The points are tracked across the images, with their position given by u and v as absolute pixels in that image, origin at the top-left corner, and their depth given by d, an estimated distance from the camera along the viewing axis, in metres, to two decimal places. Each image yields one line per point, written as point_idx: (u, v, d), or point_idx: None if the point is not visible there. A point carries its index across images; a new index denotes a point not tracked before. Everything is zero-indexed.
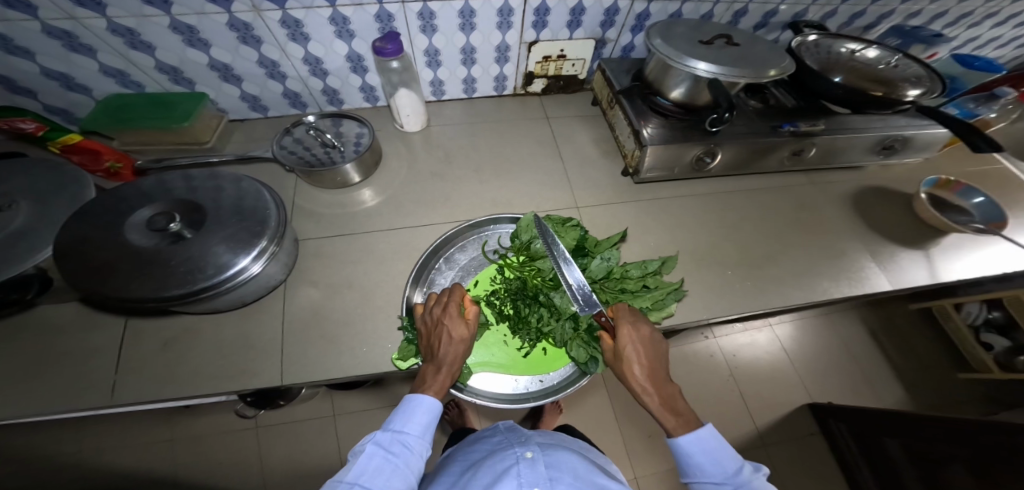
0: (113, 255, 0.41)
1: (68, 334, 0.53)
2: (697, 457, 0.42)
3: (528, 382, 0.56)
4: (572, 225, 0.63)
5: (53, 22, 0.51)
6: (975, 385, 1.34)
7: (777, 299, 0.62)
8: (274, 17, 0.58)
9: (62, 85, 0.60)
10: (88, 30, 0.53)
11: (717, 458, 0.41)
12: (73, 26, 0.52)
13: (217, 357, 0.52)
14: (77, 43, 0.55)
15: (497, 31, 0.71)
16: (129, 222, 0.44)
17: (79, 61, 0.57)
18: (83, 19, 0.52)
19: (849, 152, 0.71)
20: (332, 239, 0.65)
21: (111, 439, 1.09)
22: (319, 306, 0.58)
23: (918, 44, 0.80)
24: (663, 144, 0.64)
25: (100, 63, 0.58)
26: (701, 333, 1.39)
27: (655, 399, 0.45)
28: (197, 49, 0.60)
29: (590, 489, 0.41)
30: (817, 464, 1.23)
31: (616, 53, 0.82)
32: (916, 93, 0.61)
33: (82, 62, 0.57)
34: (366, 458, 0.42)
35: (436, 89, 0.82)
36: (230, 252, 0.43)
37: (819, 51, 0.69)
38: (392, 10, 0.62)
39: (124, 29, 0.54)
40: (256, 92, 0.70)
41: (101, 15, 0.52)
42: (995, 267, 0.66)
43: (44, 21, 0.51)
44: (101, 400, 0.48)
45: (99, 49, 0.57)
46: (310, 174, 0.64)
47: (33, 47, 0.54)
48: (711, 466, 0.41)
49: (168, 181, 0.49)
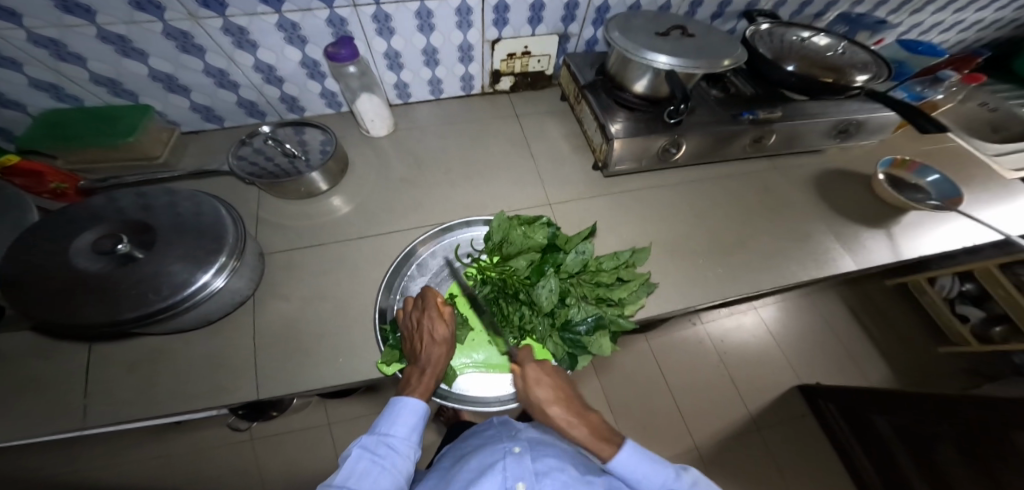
0: (50, 278, 0.40)
1: (26, 361, 0.51)
2: (635, 471, 0.45)
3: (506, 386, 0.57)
4: (541, 223, 0.59)
5: None
6: (954, 357, 1.38)
7: (748, 286, 0.63)
8: (215, 25, 0.57)
9: None
10: (8, 43, 0.51)
11: (653, 464, 0.46)
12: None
13: (184, 375, 0.52)
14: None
15: (457, 31, 0.71)
16: (69, 243, 0.43)
17: (6, 75, 0.55)
18: (1, 31, 0.50)
19: (810, 137, 0.72)
20: (301, 250, 0.64)
21: (99, 460, 1.07)
22: (289, 318, 0.57)
23: (864, 30, 0.82)
24: (630, 137, 0.64)
25: (29, 77, 0.57)
26: (689, 319, 1.41)
27: (584, 432, 0.47)
28: (134, 59, 0.59)
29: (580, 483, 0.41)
30: (809, 443, 1.26)
31: (580, 47, 0.82)
32: (864, 78, 0.63)
33: (10, 77, 0.56)
34: (353, 461, 0.43)
35: (401, 92, 0.81)
36: (182, 269, 0.43)
37: (773, 40, 0.70)
38: (344, 15, 0.61)
39: (48, 40, 0.53)
40: (207, 102, 0.69)
41: (19, 26, 0.50)
42: (955, 242, 0.68)
43: None
44: (62, 426, 0.47)
45: (25, 63, 0.55)
46: (272, 185, 0.63)
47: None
48: (654, 475, 0.45)
49: (119, 199, 0.48)
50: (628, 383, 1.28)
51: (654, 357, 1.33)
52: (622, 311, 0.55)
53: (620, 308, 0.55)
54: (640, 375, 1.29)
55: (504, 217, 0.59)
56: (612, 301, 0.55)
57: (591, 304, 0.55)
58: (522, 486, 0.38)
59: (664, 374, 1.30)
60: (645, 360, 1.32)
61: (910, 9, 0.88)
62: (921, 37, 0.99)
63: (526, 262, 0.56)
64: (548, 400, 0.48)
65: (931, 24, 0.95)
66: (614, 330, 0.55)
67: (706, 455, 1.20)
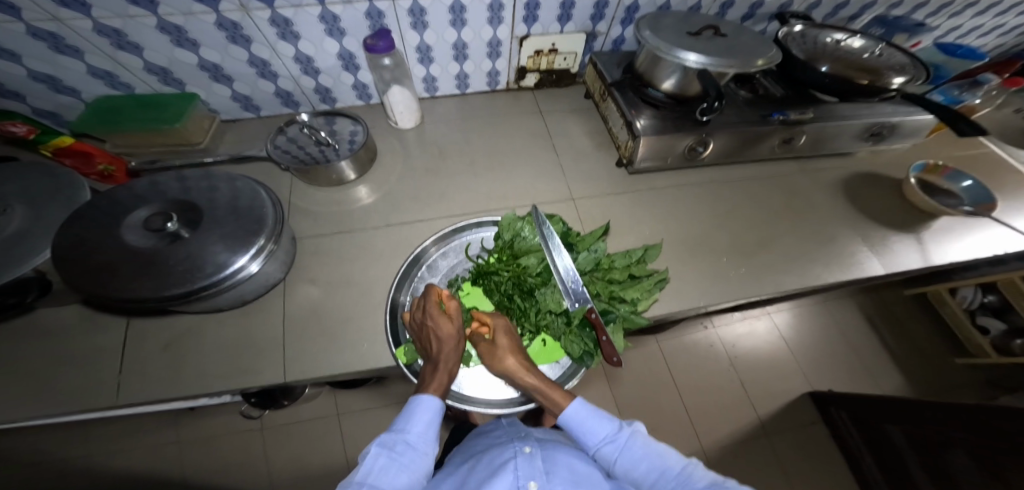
0: (108, 254, 0.41)
1: (72, 335, 0.53)
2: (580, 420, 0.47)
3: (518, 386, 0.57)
4: (554, 220, 0.61)
5: (37, 23, 0.51)
6: (974, 370, 1.35)
7: (772, 286, 0.63)
8: (262, 16, 0.58)
9: (50, 88, 0.61)
10: (72, 32, 0.54)
11: (595, 417, 0.48)
12: (57, 28, 0.53)
13: (219, 356, 0.53)
14: (63, 45, 0.55)
15: (488, 26, 0.72)
16: (127, 220, 0.45)
17: (67, 63, 0.58)
18: (68, 20, 0.52)
19: (839, 139, 0.72)
20: (330, 237, 0.65)
21: (120, 439, 1.10)
22: (318, 303, 0.58)
23: (901, 33, 0.82)
24: (657, 134, 0.64)
25: (87, 64, 0.59)
26: (701, 322, 1.39)
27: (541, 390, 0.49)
28: (186, 49, 0.60)
29: (587, 486, 0.40)
30: (819, 451, 1.25)
31: (607, 46, 0.83)
32: (901, 80, 0.63)
33: (70, 64, 0.58)
34: (371, 459, 0.41)
35: (429, 86, 0.82)
36: (229, 251, 0.44)
37: (805, 42, 0.69)
38: (383, 8, 0.63)
39: (111, 30, 0.55)
40: (248, 92, 0.71)
41: (86, 16, 0.52)
42: (987, 250, 0.67)
43: (28, 22, 0.51)
44: (104, 400, 0.49)
45: (87, 52, 0.57)
46: (304, 172, 0.65)
47: (19, 50, 0.54)
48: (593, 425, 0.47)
49: (163, 182, 0.50)
50: (637, 385, 1.28)
51: (664, 359, 1.32)
52: (634, 307, 0.56)
53: (632, 305, 0.56)
54: (650, 376, 1.29)
55: (512, 216, 0.59)
56: (625, 299, 0.56)
57: (603, 301, 0.56)
58: (534, 484, 0.38)
59: (674, 375, 1.30)
60: (655, 361, 1.32)
61: (947, 13, 0.87)
62: (957, 41, 0.98)
63: (537, 260, 0.57)
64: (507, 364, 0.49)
65: (967, 29, 0.94)
66: (626, 327, 0.56)
67: (714, 459, 1.19)
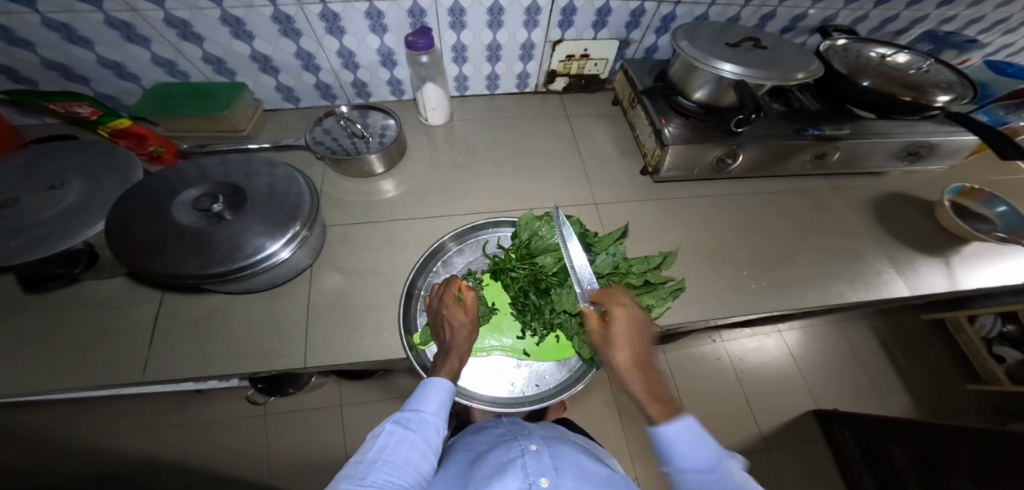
0: (162, 230, 0.42)
1: (103, 308, 0.55)
2: (679, 445, 0.34)
3: (524, 386, 0.56)
4: (573, 220, 0.61)
5: (114, 13, 0.54)
6: (989, 399, 1.33)
7: (793, 301, 0.62)
8: (314, 11, 0.60)
9: (115, 74, 0.63)
10: (145, 23, 0.56)
11: (695, 444, 0.34)
12: (132, 18, 0.55)
13: (244, 337, 0.54)
14: (134, 34, 0.57)
15: (524, 29, 0.73)
16: (178, 199, 0.46)
17: (135, 51, 0.60)
18: (144, 12, 0.55)
19: (872, 157, 0.71)
20: (357, 226, 0.66)
21: (126, 418, 1.11)
22: (343, 291, 0.59)
23: (950, 49, 0.81)
24: (685, 144, 0.64)
25: (152, 53, 0.61)
26: (709, 335, 1.38)
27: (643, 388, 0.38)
28: (242, 41, 0.62)
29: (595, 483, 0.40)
30: (822, 472, 1.23)
31: (639, 54, 0.83)
32: (946, 98, 0.62)
33: (137, 53, 0.60)
34: (385, 435, 0.41)
35: (460, 85, 0.83)
36: (267, 235, 0.45)
37: (847, 56, 0.69)
38: (425, 6, 0.64)
39: (179, 21, 0.57)
40: (291, 83, 0.72)
41: (160, 7, 0.55)
42: (1017, 277, 0.66)
43: (107, 12, 0.54)
44: (132, 375, 0.50)
45: (154, 41, 0.59)
46: (338, 162, 0.66)
47: (93, 37, 0.57)
48: (691, 453, 0.33)
49: (207, 165, 0.51)
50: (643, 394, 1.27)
51: (671, 370, 1.31)
52: (648, 313, 0.56)
53: (646, 311, 0.56)
54: None
55: (531, 216, 0.60)
56: (640, 304, 0.56)
57: None
58: (544, 481, 0.37)
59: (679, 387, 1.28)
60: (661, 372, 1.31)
61: (1001, 30, 0.88)
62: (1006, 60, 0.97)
63: (554, 259, 0.58)
64: (611, 343, 0.42)
65: (1020, 47, 0.93)
66: None
67: None
